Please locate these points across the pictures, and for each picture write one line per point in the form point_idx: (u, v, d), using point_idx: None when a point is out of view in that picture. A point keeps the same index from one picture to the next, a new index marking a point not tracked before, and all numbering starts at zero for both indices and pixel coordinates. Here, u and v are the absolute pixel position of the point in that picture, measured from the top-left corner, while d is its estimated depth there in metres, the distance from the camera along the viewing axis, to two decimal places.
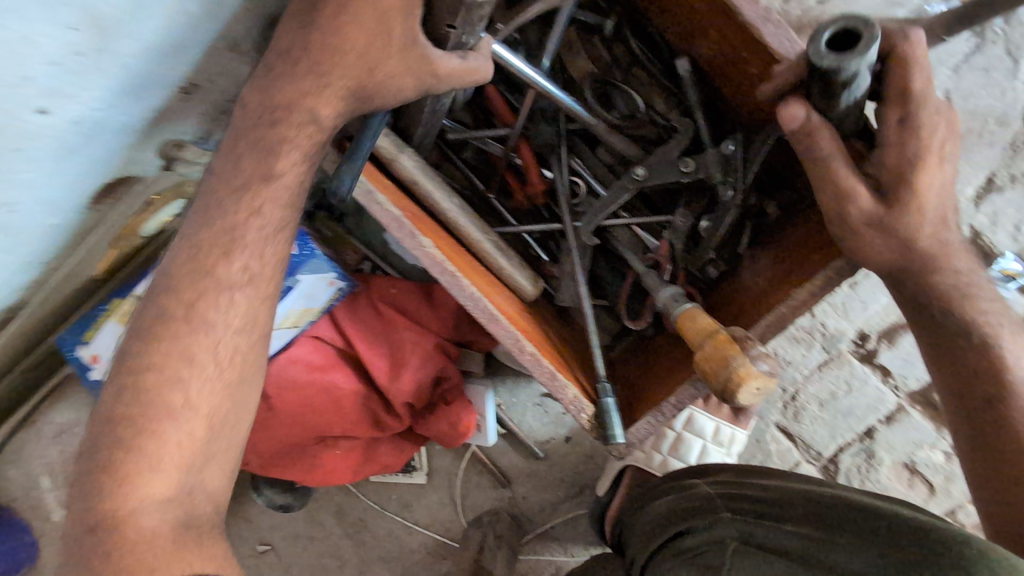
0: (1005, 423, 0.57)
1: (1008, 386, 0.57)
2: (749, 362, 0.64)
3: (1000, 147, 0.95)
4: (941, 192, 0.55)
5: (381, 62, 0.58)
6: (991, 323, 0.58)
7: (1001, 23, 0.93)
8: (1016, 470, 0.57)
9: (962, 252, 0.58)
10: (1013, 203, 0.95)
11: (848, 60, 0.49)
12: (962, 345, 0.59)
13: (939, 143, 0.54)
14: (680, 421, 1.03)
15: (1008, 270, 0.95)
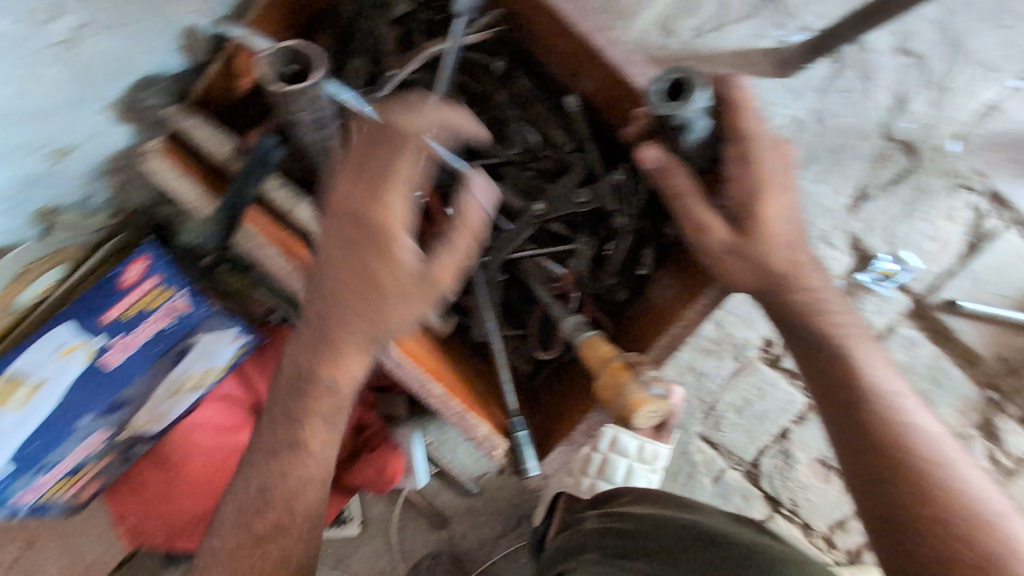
0: (863, 423, 0.59)
1: (861, 392, 0.59)
2: (640, 387, 0.66)
3: (866, 160, 1.03)
4: (786, 219, 0.60)
5: (388, 307, 0.59)
6: (845, 335, 0.61)
7: (853, 50, 1.02)
8: (875, 465, 0.58)
9: (812, 266, 0.61)
10: (883, 210, 1.04)
11: (677, 108, 0.55)
12: (816, 353, 0.61)
13: (776, 174, 0.58)
14: (605, 443, 1.02)
15: (886, 270, 1.04)
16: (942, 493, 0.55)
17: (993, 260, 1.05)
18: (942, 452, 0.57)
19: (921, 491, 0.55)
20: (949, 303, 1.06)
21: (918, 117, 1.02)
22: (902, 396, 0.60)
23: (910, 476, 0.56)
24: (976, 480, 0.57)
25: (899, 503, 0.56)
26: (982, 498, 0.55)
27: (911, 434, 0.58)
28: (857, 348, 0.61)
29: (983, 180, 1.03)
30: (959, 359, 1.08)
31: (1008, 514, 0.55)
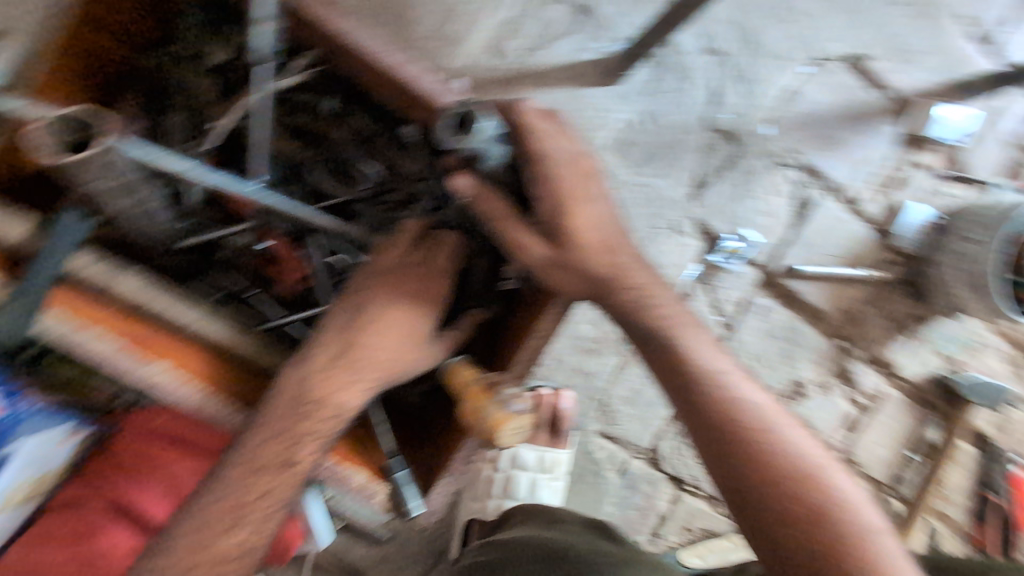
0: (697, 404, 0.63)
1: (691, 374, 0.63)
2: (499, 409, 0.66)
3: (696, 152, 1.12)
4: (598, 225, 0.63)
5: (410, 350, 0.69)
6: (671, 323, 0.65)
7: (667, 54, 1.09)
8: (714, 440, 0.62)
9: (634, 263, 0.65)
10: (719, 194, 1.14)
11: (464, 139, 0.58)
12: (649, 345, 0.64)
13: (577, 187, 0.62)
14: (505, 462, 1.03)
15: (732, 248, 1.15)
16: (772, 459, 0.60)
17: (819, 225, 1.17)
18: (768, 418, 0.63)
19: (752, 456, 0.60)
20: (790, 269, 1.18)
21: (732, 109, 1.11)
22: (729, 373, 0.64)
23: (746, 450, 0.61)
24: (798, 438, 0.62)
25: (741, 477, 0.60)
26: (804, 454, 0.61)
27: (742, 410, 0.62)
28: (683, 331, 0.65)
29: (796, 156, 1.15)
30: (807, 317, 1.21)
31: (824, 462, 0.61)
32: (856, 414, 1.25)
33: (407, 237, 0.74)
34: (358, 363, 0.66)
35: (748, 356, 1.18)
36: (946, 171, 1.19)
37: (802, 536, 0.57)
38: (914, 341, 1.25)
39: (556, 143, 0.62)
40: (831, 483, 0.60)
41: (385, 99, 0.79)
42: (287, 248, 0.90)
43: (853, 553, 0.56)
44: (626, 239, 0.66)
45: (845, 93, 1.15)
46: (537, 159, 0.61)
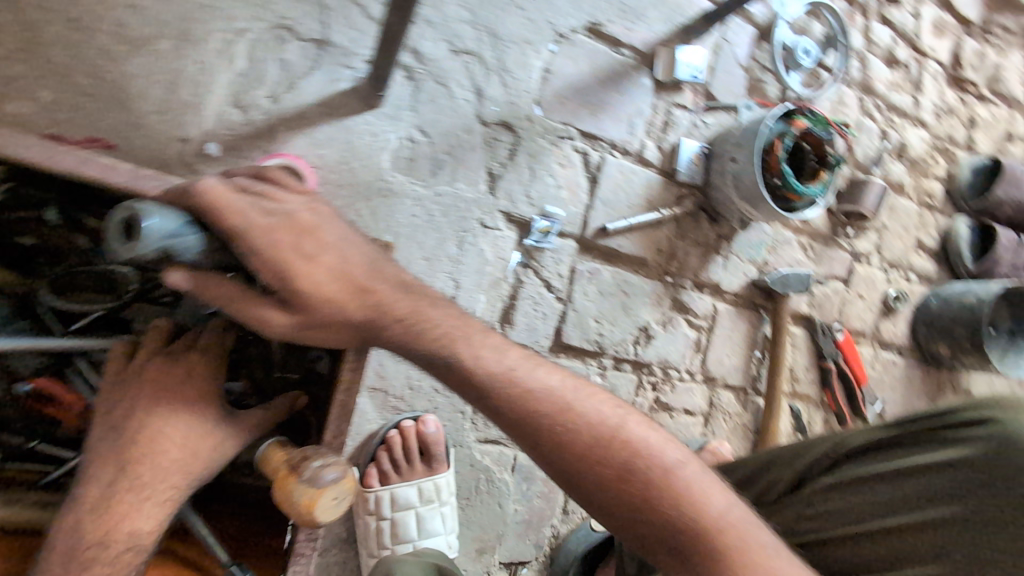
0: (499, 409, 0.63)
1: (484, 383, 0.63)
2: (307, 488, 0.62)
3: (480, 149, 1.15)
4: (338, 272, 0.61)
5: (193, 448, 0.68)
6: (448, 339, 0.65)
7: (419, 64, 1.08)
8: (526, 436, 0.63)
9: (391, 288, 0.64)
10: (515, 181, 1.17)
11: (135, 249, 0.49)
12: (439, 367, 0.65)
13: (297, 248, 0.58)
14: (387, 507, 1.01)
15: (543, 229, 1.19)
16: (578, 435, 0.62)
17: (612, 183, 1.25)
18: (567, 396, 0.65)
19: (560, 441, 0.62)
20: (602, 230, 1.24)
21: (498, 101, 1.15)
22: (522, 365, 0.66)
23: (550, 433, 0.63)
24: (597, 404, 0.65)
25: (554, 458, 0.62)
26: (604, 417, 0.64)
27: (540, 395, 0.64)
28: (467, 339, 0.66)
29: (572, 127, 1.21)
30: (631, 267, 1.30)
31: (624, 418, 0.65)
32: (700, 336, 1.37)
33: (160, 332, 0.72)
34: (137, 488, 0.64)
35: (591, 319, 1.25)
36: (699, 104, 1.33)
37: (614, 494, 0.60)
38: (727, 257, 1.39)
39: (258, 211, 0.56)
40: (633, 437, 0.63)
41: (95, 194, 0.70)
42: (55, 383, 0.79)
43: (662, 494, 0.60)
44: (383, 272, 0.65)
45: (596, 59, 1.23)
46: (238, 238, 0.55)
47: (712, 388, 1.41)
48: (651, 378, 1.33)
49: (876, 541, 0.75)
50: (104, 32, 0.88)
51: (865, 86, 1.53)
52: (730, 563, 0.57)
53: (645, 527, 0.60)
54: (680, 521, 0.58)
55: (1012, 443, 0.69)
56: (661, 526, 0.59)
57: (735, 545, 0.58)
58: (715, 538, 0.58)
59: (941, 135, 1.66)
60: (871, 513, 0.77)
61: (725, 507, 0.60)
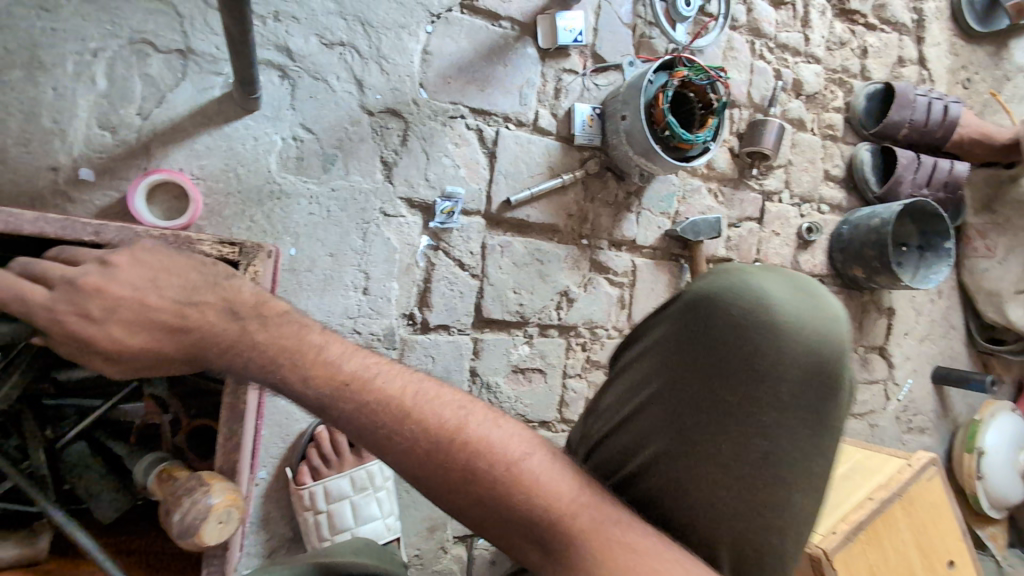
0: (344, 419, 0.63)
1: (326, 395, 0.64)
2: (184, 522, 0.62)
3: (370, 139, 1.15)
4: (140, 314, 0.62)
5: None
6: (305, 340, 0.67)
7: (292, 61, 1.08)
8: (375, 444, 0.63)
9: (219, 318, 0.65)
10: (411, 166, 1.18)
11: None
12: (289, 366, 0.65)
13: (75, 311, 0.59)
14: (321, 500, 1.02)
15: (446, 210, 1.21)
16: (421, 435, 0.63)
17: (510, 156, 1.27)
18: (407, 401, 0.64)
19: (399, 449, 0.62)
20: (507, 203, 1.27)
21: (381, 88, 1.15)
22: (360, 371, 0.66)
23: (393, 443, 0.63)
24: (439, 404, 0.65)
25: (407, 471, 0.62)
26: (443, 420, 0.64)
27: (379, 407, 0.63)
28: (319, 351, 0.66)
29: (462, 106, 1.23)
30: (543, 235, 1.32)
31: (468, 417, 0.65)
32: (621, 293, 1.41)
33: None
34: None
35: (509, 291, 1.28)
36: (588, 67, 1.35)
37: (466, 495, 0.61)
38: (637, 213, 1.42)
39: (42, 273, 0.60)
40: (473, 436, 0.63)
41: None
42: None
43: (508, 485, 0.62)
44: (204, 300, 0.64)
45: (477, 33, 1.23)
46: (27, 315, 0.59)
47: None
48: (579, 339, 1.37)
49: (640, 424, 0.81)
50: None
51: (753, 28, 1.56)
52: (581, 537, 0.61)
53: (499, 522, 0.62)
54: (530, 511, 0.61)
55: (697, 310, 0.79)
56: (513, 516, 0.61)
57: (584, 529, 0.61)
58: (569, 523, 0.61)
59: (834, 68, 1.71)
60: (637, 393, 0.83)
61: (575, 496, 0.63)
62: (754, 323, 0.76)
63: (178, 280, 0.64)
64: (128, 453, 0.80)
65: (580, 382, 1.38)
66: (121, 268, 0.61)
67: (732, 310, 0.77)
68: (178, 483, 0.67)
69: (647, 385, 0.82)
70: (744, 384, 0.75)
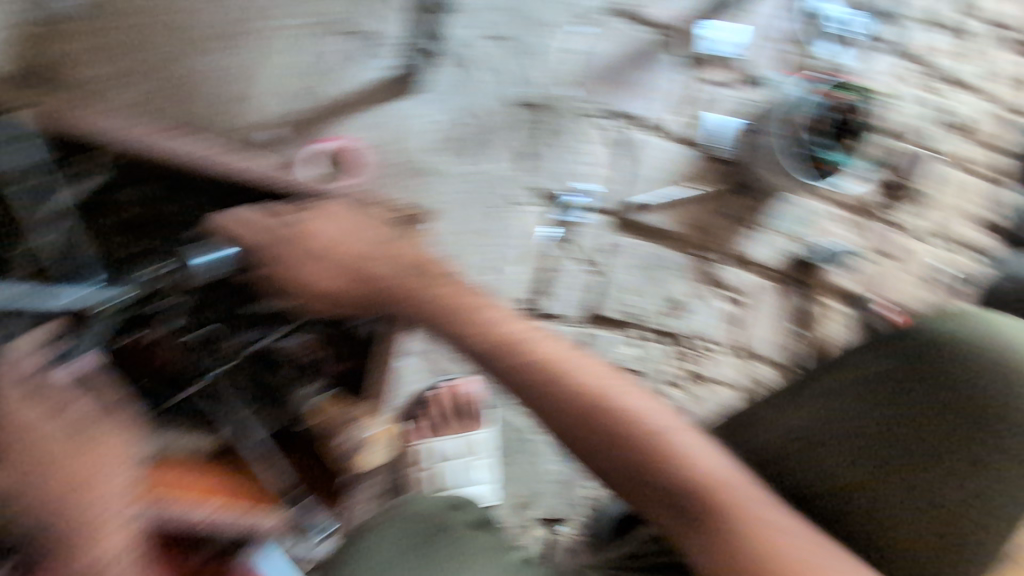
0: (501, 372, 0.68)
1: (484, 346, 0.68)
2: None
3: (509, 129, 1.23)
4: (334, 258, 0.74)
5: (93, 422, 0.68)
6: (468, 298, 0.72)
7: (451, 51, 1.18)
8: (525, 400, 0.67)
9: (392, 270, 0.73)
10: (543, 159, 1.25)
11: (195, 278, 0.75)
12: (444, 322, 0.70)
13: (288, 250, 0.73)
14: (427, 457, 1.12)
15: (569, 204, 1.27)
16: (575, 398, 0.65)
17: (638, 159, 1.31)
18: (560, 365, 0.67)
19: (548, 406, 0.66)
20: (628, 204, 1.30)
21: (525, 83, 1.23)
22: (515, 331, 0.69)
23: (543, 397, 0.66)
24: (584, 366, 0.67)
25: (554, 423, 0.66)
26: (594, 386, 0.66)
27: (528, 362, 0.67)
28: (476, 308, 0.71)
29: (599, 107, 1.28)
30: (661, 241, 1.34)
31: (613, 382, 0.67)
32: (732, 310, 1.39)
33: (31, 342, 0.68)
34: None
35: (618, 289, 1.31)
36: (733, 80, 1.35)
37: (608, 457, 0.64)
38: (760, 231, 1.38)
39: (264, 220, 0.75)
40: (621, 405, 0.65)
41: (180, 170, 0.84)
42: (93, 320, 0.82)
43: (653, 451, 0.63)
44: (384, 253, 0.75)
45: (624, 39, 1.29)
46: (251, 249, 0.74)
47: (745, 362, 1.40)
48: (683, 349, 1.36)
49: (824, 435, 0.88)
50: (175, 32, 0.97)
51: (909, 53, 1.49)
52: (724, 510, 0.62)
53: (643, 486, 0.64)
54: (677, 480, 0.63)
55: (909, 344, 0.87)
56: (657, 481, 0.63)
57: (729, 500, 0.63)
58: (711, 493, 0.63)
59: (1000, 104, 1.58)
60: (818, 409, 0.91)
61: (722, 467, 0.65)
62: (968, 360, 0.83)
63: (369, 232, 0.77)
64: (287, 381, 0.92)
65: (684, 396, 1.34)
66: (324, 218, 0.76)
67: (946, 347, 0.85)
68: None
69: (835, 401, 0.90)
70: (948, 416, 0.82)
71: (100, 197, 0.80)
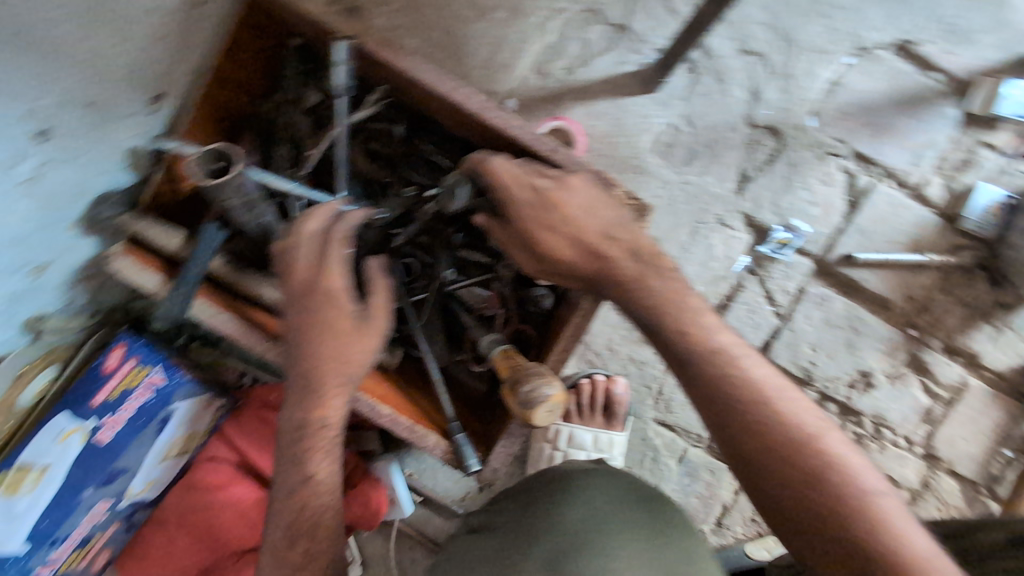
0: (698, 376, 0.66)
1: (690, 346, 0.67)
2: (524, 401, 0.76)
3: (740, 148, 1.16)
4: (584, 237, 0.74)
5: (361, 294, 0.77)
6: (685, 302, 0.70)
7: (704, 58, 1.15)
8: (717, 411, 0.64)
9: (622, 255, 0.73)
10: (766, 187, 1.17)
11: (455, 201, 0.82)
12: (649, 318, 0.70)
13: (544, 216, 0.74)
14: (563, 440, 1.14)
15: (782, 239, 1.16)
16: (774, 424, 0.62)
17: (874, 212, 1.17)
18: (764, 387, 0.64)
19: (739, 423, 0.63)
20: (848, 258, 1.17)
21: (772, 104, 1.16)
22: (723, 342, 0.68)
23: (742, 427, 0.63)
24: (794, 406, 0.63)
25: (745, 451, 0.62)
26: (801, 420, 0.62)
27: (736, 386, 0.64)
28: (690, 314, 0.69)
29: (846, 145, 1.16)
30: (872, 307, 1.18)
31: (823, 431, 0.62)
32: (934, 406, 1.18)
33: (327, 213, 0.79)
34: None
35: (807, 344, 1.18)
36: (1018, 149, 1.16)
37: (796, 496, 0.60)
38: (1000, 328, 1.17)
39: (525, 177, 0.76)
40: (827, 447, 0.61)
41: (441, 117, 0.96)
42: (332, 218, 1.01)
43: (856, 514, 0.57)
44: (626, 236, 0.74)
45: (898, 80, 1.16)
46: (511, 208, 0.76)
47: (932, 468, 1.19)
48: (860, 432, 1.18)
49: None
50: (464, 2, 1.13)
51: None
52: None
53: (837, 541, 0.57)
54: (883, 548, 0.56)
55: None
56: (858, 542, 0.57)
57: None
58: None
59: None
60: None
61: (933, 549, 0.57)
62: None
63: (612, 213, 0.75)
64: (473, 324, 0.98)
65: None
66: (579, 191, 0.75)
67: None
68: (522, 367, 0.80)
69: None
70: None
71: (378, 138, 1.03)
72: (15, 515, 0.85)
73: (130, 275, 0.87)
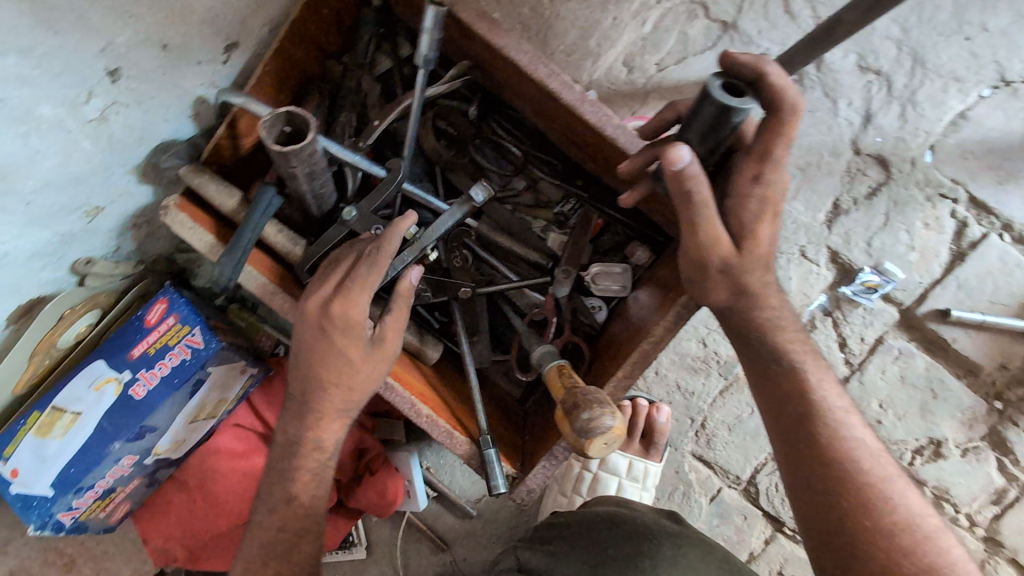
0: (817, 441, 0.62)
1: (813, 406, 0.62)
2: (586, 424, 0.67)
3: (838, 175, 1.05)
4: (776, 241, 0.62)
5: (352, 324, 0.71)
6: (798, 355, 0.64)
7: (815, 70, 1.03)
8: (830, 481, 0.61)
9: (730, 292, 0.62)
10: (860, 222, 1.05)
11: (747, 101, 0.53)
12: (776, 369, 0.64)
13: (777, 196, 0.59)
14: (594, 462, 1.11)
15: (869, 283, 1.05)
16: (882, 502, 0.59)
17: (983, 268, 1.04)
18: (878, 465, 0.61)
19: (853, 497, 0.60)
20: (942, 313, 1.04)
21: (886, 132, 1.03)
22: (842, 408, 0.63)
23: (863, 518, 0.59)
24: (915, 502, 0.61)
25: (851, 526, 0.59)
26: (906, 505, 0.60)
27: (862, 486, 0.60)
28: (812, 396, 0.63)
29: (963, 188, 1.03)
30: (957, 370, 1.07)
31: (938, 532, 0.60)
32: (1008, 489, 1.07)
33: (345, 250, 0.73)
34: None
35: (876, 401, 1.07)
36: None
37: None
38: None
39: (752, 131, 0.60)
40: (926, 534, 0.59)
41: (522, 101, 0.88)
42: None
43: None
44: None
45: None
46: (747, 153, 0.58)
47: (993, 554, 1.07)
48: None
49: None
50: None
51: None
52: None
53: None
54: None
55: None
56: None
57: None
58: None
59: None
60: None
61: None
62: None
63: None
64: (525, 330, 0.89)
65: None
66: None
67: None
68: (585, 390, 0.71)
69: None
70: None
71: (449, 115, 0.96)
72: (46, 457, 0.88)
73: (180, 229, 0.83)
